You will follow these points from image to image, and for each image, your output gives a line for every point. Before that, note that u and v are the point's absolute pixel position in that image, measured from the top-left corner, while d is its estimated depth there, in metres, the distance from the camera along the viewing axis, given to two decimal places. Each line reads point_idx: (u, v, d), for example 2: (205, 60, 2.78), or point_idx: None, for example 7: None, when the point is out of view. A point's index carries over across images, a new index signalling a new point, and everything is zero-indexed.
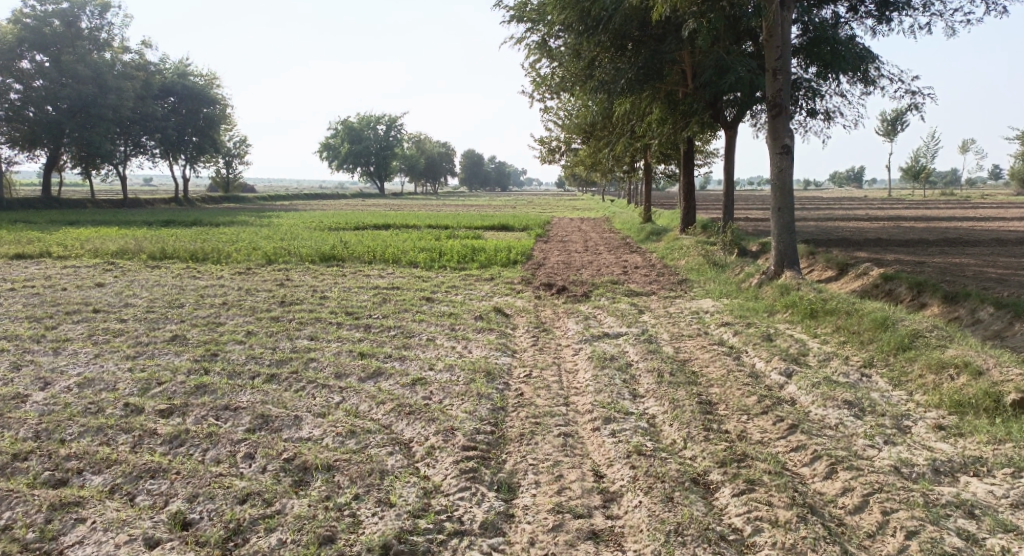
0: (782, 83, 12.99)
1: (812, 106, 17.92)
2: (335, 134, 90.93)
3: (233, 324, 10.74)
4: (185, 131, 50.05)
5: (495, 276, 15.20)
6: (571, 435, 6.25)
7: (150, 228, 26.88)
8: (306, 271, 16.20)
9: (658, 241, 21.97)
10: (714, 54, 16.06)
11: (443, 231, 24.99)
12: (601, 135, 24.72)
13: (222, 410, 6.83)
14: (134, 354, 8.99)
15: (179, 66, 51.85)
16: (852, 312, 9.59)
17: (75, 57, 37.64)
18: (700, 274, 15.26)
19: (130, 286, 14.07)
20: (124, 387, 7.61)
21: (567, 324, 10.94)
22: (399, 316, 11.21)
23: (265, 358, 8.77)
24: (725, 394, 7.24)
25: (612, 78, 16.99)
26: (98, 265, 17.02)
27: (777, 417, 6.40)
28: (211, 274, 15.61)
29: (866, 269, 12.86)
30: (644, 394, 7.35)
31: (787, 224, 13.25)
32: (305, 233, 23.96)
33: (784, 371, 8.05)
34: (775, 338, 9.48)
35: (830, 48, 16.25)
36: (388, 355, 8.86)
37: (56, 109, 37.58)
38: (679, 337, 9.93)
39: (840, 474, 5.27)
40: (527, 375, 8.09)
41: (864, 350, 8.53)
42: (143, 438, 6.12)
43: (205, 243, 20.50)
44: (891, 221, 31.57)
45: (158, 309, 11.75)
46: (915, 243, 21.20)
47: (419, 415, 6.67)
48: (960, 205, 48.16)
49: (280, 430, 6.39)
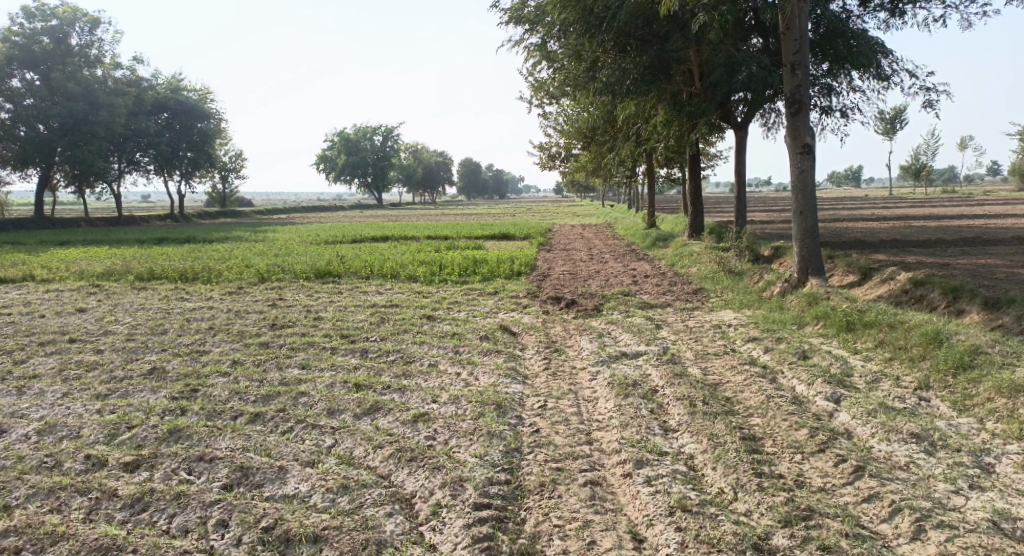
0: (801, 78, 12.19)
1: (828, 104, 17.09)
2: (331, 145, 90.17)
3: (218, 352, 9.87)
4: (180, 146, 49.30)
5: (499, 290, 14.32)
6: (598, 483, 5.39)
7: (141, 247, 26.14)
8: (300, 289, 15.37)
9: (666, 247, 21.13)
10: (725, 50, 15.19)
11: (443, 242, 24.13)
12: (604, 139, 23.90)
13: (196, 461, 5.94)
14: (105, 393, 8.08)
15: (171, 82, 51.12)
16: (896, 326, 8.75)
17: (65, 74, 36.90)
18: (716, 283, 14.36)
19: (113, 310, 13.21)
20: (88, 435, 6.70)
21: (580, 342, 10.07)
22: (398, 338, 10.33)
23: (250, 393, 7.87)
24: (770, 426, 6.37)
25: (617, 80, 16.04)
26: (83, 288, 16.19)
27: (837, 456, 5.57)
28: (200, 295, 14.80)
29: (893, 273, 12.00)
30: (677, 428, 6.46)
31: (810, 228, 12.38)
32: (300, 248, 23.09)
33: (830, 396, 7.20)
34: (811, 356, 8.60)
35: (844, 43, 15.42)
36: (386, 386, 7.95)
37: (48, 128, 36.81)
38: (705, 356, 9.02)
39: (930, 534, 4.47)
40: (541, 407, 7.20)
41: (916, 368, 7.70)
42: (100, 502, 5.25)
43: (196, 262, 19.68)
44: (902, 220, 30.66)
45: (139, 337, 10.86)
46: (934, 243, 20.30)
47: (422, 462, 5.79)
48: (964, 201, 47.19)
49: (261, 487, 5.52)
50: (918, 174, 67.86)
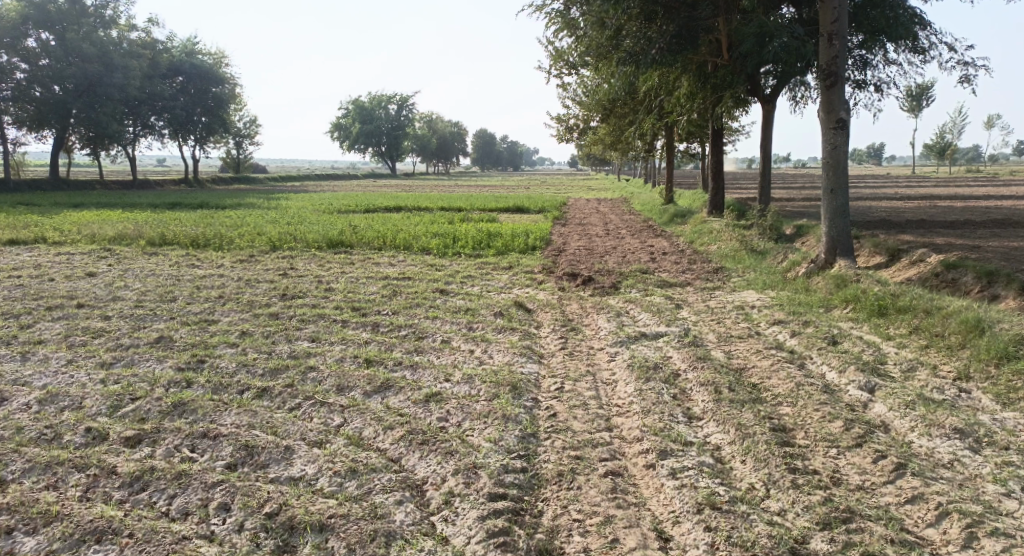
0: (839, 48, 11.69)
1: (861, 78, 16.49)
2: (346, 113, 89.50)
3: (227, 322, 9.61)
4: (195, 111, 48.92)
5: (514, 264, 13.96)
6: (619, 475, 5.09)
7: (154, 211, 25.95)
8: (312, 258, 15.08)
9: (684, 224, 20.66)
10: (756, 20, 14.60)
11: (457, 213, 23.74)
12: (625, 110, 23.32)
13: (199, 438, 5.67)
14: (110, 361, 7.85)
15: (186, 45, 50.64)
16: (932, 312, 8.37)
17: (79, 35, 36.42)
18: (737, 262, 13.94)
19: (122, 276, 12.97)
20: (90, 406, 6.44)
21: (598, 321, 9.73)
22: (411, 312, 10.04)
23: (258, 366, 7.61)
24: (801, 416, 6.03)
25: (641, 49, 15.24)
26: (94, 251, 15.99)
27: (877, 452, 5.26)
28: (211, 262, 14.55)
29: (923, 256, 11.54)
30: (702, 417, 6.14)
31: (840, 207, 11.92)
32: (313, 217, 22.80)
33: (864, 385, 6.85)
34: (840, 341, 8.24)
35: (879, 14, 14.83)
36: (397, 362, 7.68)
37: (63, 89, 36.57)
38: (729, 338, 8.66)
39: (984, 544, 4.20)
40: (558, 389, 6.88)
41: (954, 357, 7.35)
42: (98, 479, 5.01)
43: (207, 228, 19.44)
44: (927, 200, 29.95)
45: (147, 304, 10.61)
46: (962, 225, 19.71)
47: (435, 446, 5.52)
48: (987, 182, 46.27)
49: (266, 467, 5.26)
50: (942, 153, 66.46)
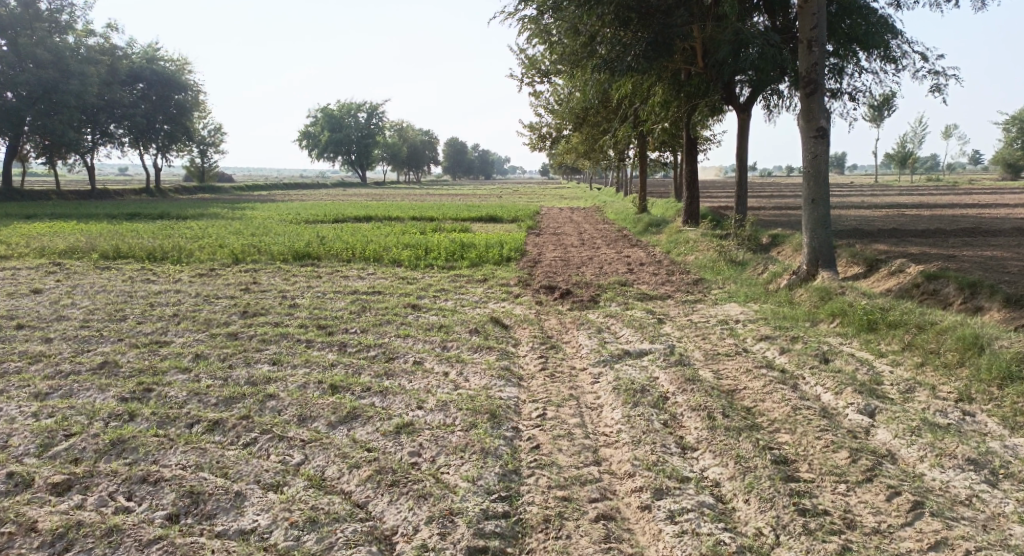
0: (818, 55, 11.40)
1: (837, 87, 16.30)
2: (314, 122, 88.40)
3: (181, 344, 8.92)
4: (156, 119, 47.70)
5: (488, 277, 13.44)
6: (612, 519, 4.68)
7: (110, 223, 24.87)
8: (276, 271, 14.41)
9: (659, 233, 20.33)
10: (732, 27, 14.32)
11: (428, 223, 23.16)
12: (599, 117, 22.98)
13: (138, 483, 5.06)
14: (47, 391, 7.15)
15: (147, 52, 49.45)
16: (926, 328, 8.00)
17: (33, 40, 35.08)
18: (717, 273, 13.55)
19: (71, 292, 12.21)
20: (18, 445, 5.78)
21: (578, 338, 9.22)
22: (380, 330, 9.45)
23: (211, 394, 6.95)
24: (803, 445, 5.57)
25: (616, 56, 14.82)
26: (42, 266, 15.10)
27: (890, 488, 4.86)
28: (168, 277, 13.81)
29: (903, 265, 11.25)
30: (696, 447, 5.66)
31: (821, 217, 11.58)
32: (278, 227, 22.03)
33: (864, 408, 6.43)
34: (832, 359, 7.83)
35: (852, 23, 14.67)
36: (365, 388, 7.07)
37: (17, 96, 35.36)
38: (716, 356, 8.22)
39: None
40: (540, 417, 6.36)
41: (953, 377, 6.98)
42: (14, 539, 4.47)
43: (166, 240, 18.59)
44: (895, 209, 30.09)
45: (95, 325, 9.88)
46: (935, 234, 19.64)
47: (406, 487, 4.98)
48: (948, 191, 47.03)
49: (213, 518, 4.71)
50: (904, 162, 67.46)
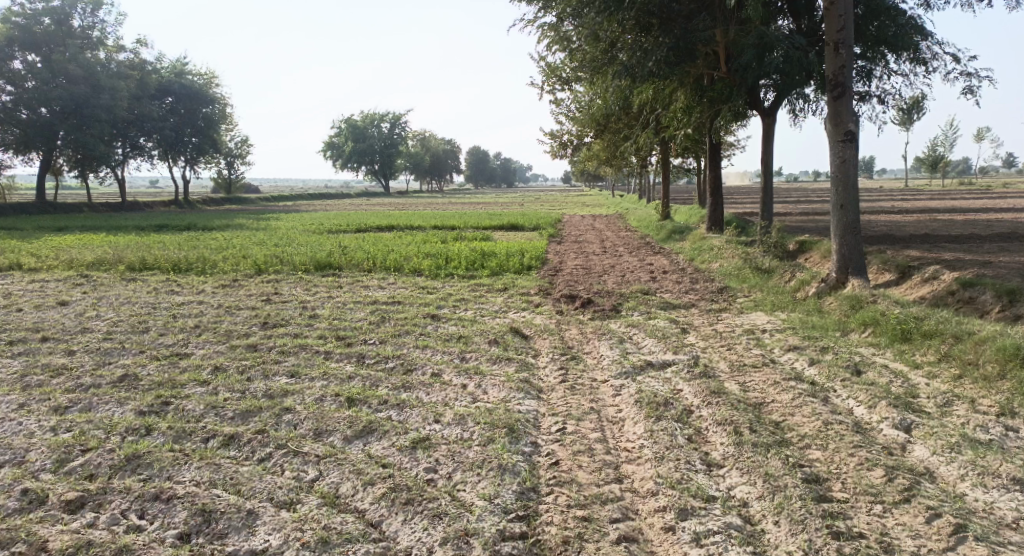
0: (845, 57, 11.13)
1: (866, 90, 15.94)
2: (339, 132, 89.16)
3: (201, 356, 8.87)
4: (185, 131, 48.34)
5: (509, 286, 13.28)
6: (634, 541, 4.52)
7: (137, 235, 25.09)
8: (297, 282, 14.39)
9: (683, 240, 20.04)
10: (755, 30, 14.07)
11: (450, 232, 23.09)
12: (622, 124, 22.78)
13: (150, 500, 4.97)
14: (65, 405, 7.11)
15: (176, 66, 50.20)
16: (963, 338, 7.69)
17: (65, 56, 35.73)
18: (742, 281, 13.25)
19: (96, 304, 12.26)
20: (34, 460, 5.72)
21: (599, 348, 9.02)
22: (399, 340, 9.33)
23: (228, 408, 6.86)
24: (835, 462, 5.32)
25: (637, 61, 14.65)
26: (69, 278, 15.24)
27: (929, 509, 4.63)
28: (190, 288, 13.83)
29: (936, 272, 10.90)
30: (722, 463, 5.43)
31: (850, 224, 11.26)
32: (301, 238, 22.08)
33: (899, 423, 6.16)
34: (864, 371, 7.55)
35: (880, 24, 14.35)
36: (382, 401, 6.94)
37: (49, 111, 35.97)
38: (742, 368, 7.97)
39: None
40: (560, 431, 6.18)
41: (994, 389, 6.68)
42: None
43: (190, 251, 18.70)
44: (925, 213, 29.47)
45: (117, 337, 9.88)
46: (968, 239, 19.13)
47: (420, 506, 4.84)
48: (979, 195, 46.02)
49: (225, 537, 4.61)
50: (935, 166, 66.24)
